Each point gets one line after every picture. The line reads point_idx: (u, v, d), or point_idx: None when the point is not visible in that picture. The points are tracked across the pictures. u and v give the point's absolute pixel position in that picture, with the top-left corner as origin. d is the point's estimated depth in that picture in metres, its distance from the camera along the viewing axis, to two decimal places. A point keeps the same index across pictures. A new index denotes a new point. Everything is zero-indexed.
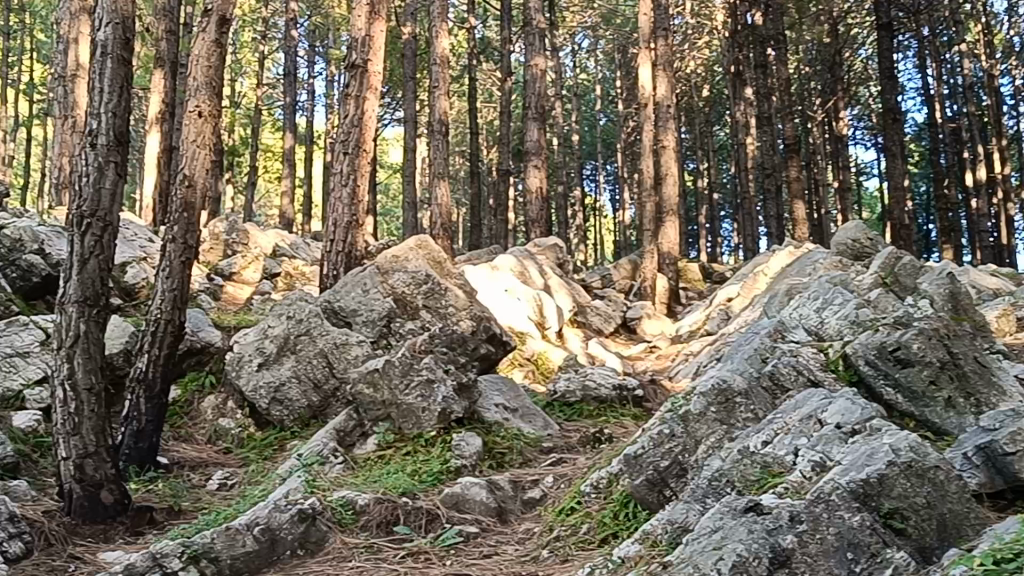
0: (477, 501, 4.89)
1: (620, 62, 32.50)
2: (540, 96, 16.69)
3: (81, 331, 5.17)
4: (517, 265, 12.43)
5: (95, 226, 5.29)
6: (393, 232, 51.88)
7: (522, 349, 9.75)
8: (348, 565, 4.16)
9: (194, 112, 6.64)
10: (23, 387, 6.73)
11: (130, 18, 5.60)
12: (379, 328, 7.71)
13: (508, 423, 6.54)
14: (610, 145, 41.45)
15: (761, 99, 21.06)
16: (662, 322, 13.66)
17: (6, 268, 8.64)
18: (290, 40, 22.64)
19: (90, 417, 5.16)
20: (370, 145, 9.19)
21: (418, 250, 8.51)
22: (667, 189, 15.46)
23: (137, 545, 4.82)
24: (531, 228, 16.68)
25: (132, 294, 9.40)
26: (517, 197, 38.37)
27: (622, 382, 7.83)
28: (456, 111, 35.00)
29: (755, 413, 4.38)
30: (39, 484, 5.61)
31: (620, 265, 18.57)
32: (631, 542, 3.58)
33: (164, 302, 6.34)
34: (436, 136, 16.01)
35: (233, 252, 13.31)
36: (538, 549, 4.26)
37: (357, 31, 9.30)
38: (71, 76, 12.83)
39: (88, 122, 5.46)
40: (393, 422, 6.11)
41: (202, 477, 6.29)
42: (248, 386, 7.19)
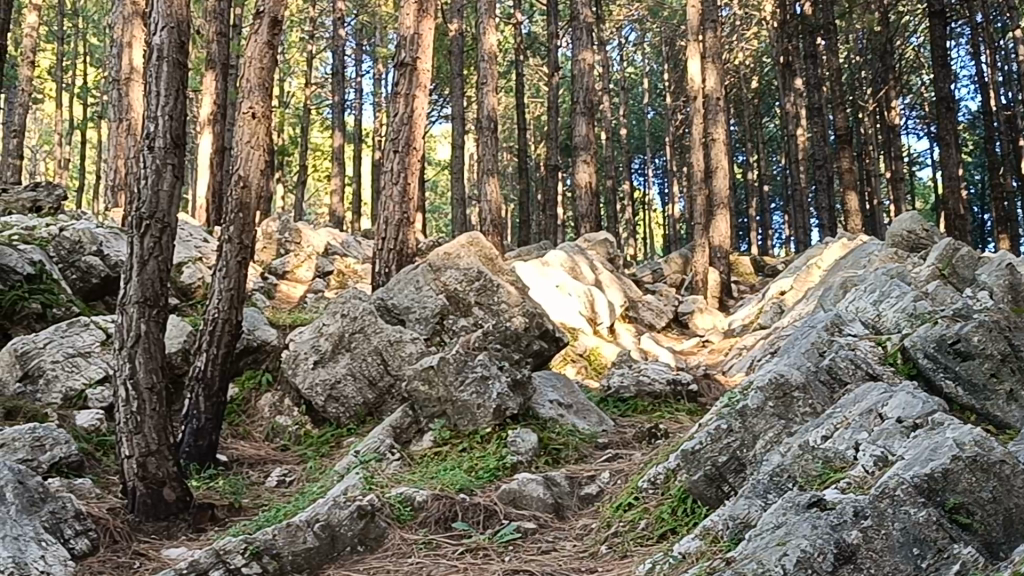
0: (534, 497, 4.90)
1: (667, 54, 32.40)
2: (587, 91, 16.61)
3: (142, 331, 5.25)
4: (568, 261, 12.45)
5: (154, 228, 5.37)
6: (442, 230, 52.38)
7: (574, 344, 9.78)
8: (408, 561, 4.17)
9: (248, 113, 6.69)
10: (86, 387, 6.85)
11: (185, 22, 5.67)
12: (432, 324, 7.77)
13: (563, 418, 6.55)
14: (658, 138, 41.39)
15: (811, 89, 20.84)
16: (714, 317, 13.54)
17: (66, 270, 8.81)
18: (339, 40, 22.78)
19: (152, 417, 5.23)
20: (420, 142, 9.21)
21: (469, 247, 8.51)
22: (718, 182, 15.30)
23: (200, 542, 4.90)
24: (581, 223, 16.70)
25: (189, 293, 9.54)
26: (566, 192, 38.52)
27: (676, 377, 7.81)
28: (503, 107, 35.15)
29: (813, 407, 4.33)
30: (102, 482, 5.69)
31: (672, 259, 18.48)
32: (691, 537, 3.60)
33: (222, 301, 6.42)
34: (486, 132, 16.05)
35: (286, 251, 13.46)
36: (596, 545, 4.26)
37: (405, 29, 9.31)
38: (126, 80, 13.01)
39: (145, 125, 5.53)
40: (449, 419, 6.15)
41: (261, 475, 6.37)
42: (305, 384, 7.30)
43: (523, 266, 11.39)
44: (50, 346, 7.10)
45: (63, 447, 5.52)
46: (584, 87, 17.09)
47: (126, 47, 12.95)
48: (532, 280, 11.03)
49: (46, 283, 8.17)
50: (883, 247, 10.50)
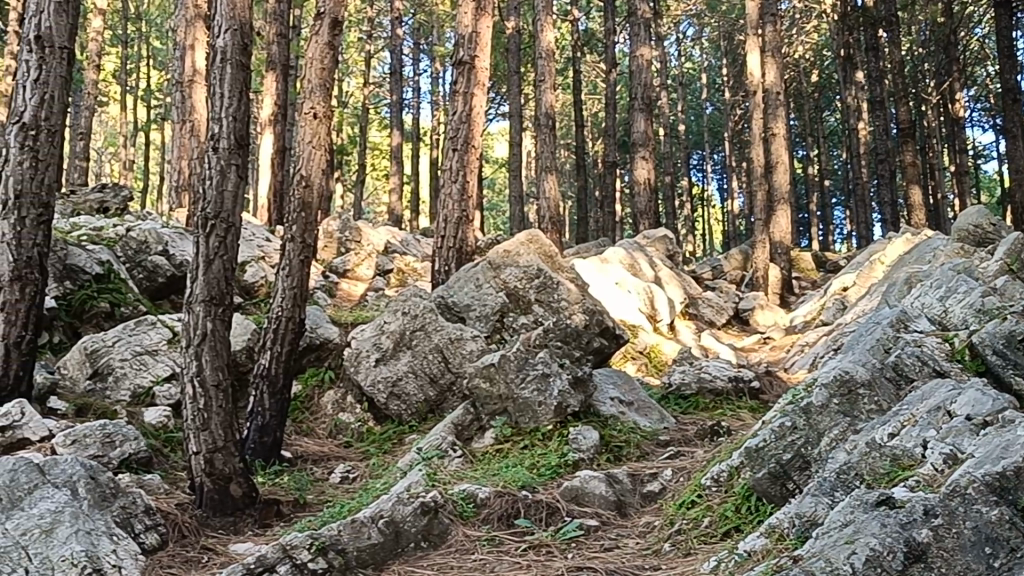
0: (597, 494, 4.90)
1: (725, 49, 32.15)
2: (645, 86, 16.51)
3: (208, 329, 5.32)
4: (627, 258, 12.44)
5: (219, 227, 5.44)
6: (500, 227, 52.49)
7: (633, 341, 9.75)
8: (472, 557, 4.19)
9: (309, 113, 6.72)
10: (153, 385, 6.97)
11: (248, 25, 5.74)
12: (492, 322, 7.81)
13: (624, 416, 6.54)
14: (717, 133, 41.11)
15: (873, 83, 20.57)
16: (775, 313, 13.41)
17: (134, 269, 8.97)
18: (397, 39, 22.88)
19: (218, 413, 5.31)
20: (479, 140, 9.24)
21: (529, 245, 8.59)
22: (778, 177, 15.16)
23: (265, 538, 4.96)
24: (639, 220, 16.68)
25: (251, 292, 9.66)
26: (624, 188, 38.40)
27: (738, 374, 7.76)
28: (560, 105, 35.17)
29: (879, 405, 4.28)
30: (171, 477, 5.78)
31: (731, 255, 18.34)
32: (757, 535, 3.57)
33: (285, 300, 6.49)
34: (543, 128, 16.04)
35: (347, 249, 13.59)
36: (659, 543, 4.25)
37: (463, 28, 9.33)
38: (188, 82, 13.21)
39: (210, 126, 5.60)
40: (510, 416, 6.17)
41: (325, 471, 6.44)
42: (368, 382, 7.37)
43: (581, 264, 11.39)
44: (118, 345, 7.23)
45: (132, 443, 5.61)
46: (642, 83, 16.99)
47: (189, 50, 13.11)
48: (591, 276, 11.03)
49: (114, 282, 8.33)
50: (948, 241, 10.33)
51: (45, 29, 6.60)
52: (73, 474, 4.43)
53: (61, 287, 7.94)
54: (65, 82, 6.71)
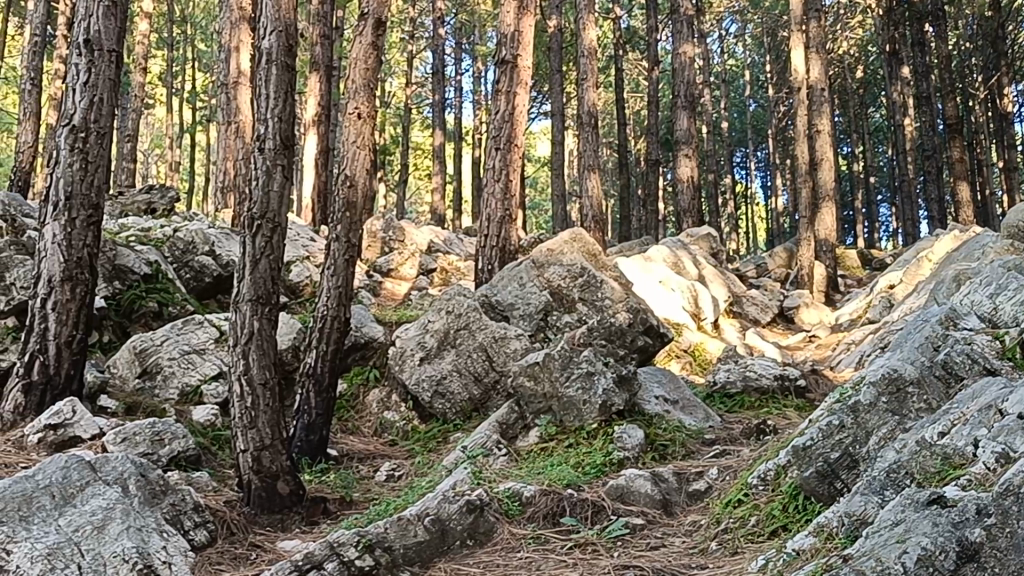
0: (642, 493, 4.89)
1: (768, 46, 31.92)
2: (688, 83, 16.41)
3: (255, 328, 5.36)
4: (670, 257, 12.38)
5: (265, 227, 5.49)
6: (543, 226, 52.50)
7: (678, 340, 9.71)
8: (518, 556, 4.20)
9: (354, 114, 6.74)
10: (201, 383, 7.04)
11: (293, 26, 5.78)
12: (536, 321, 7.82)
13: (669, 415, 6.51)
14: (760, 131, 40.85)
15: (919, 78, 20.35)
16: (821, 310, 13.29)
17: (181, 269, 9.07)
18: (439, 38, 22.92)
19: (265, 411, 5.35)
20: (521, 138, 9.24)
21: (572, 243, 8.60)
22: (824, 174, 15.03)
23: (313, 535, 5.00)
24: (683, 218, 16.62)
25: (297, 292, 9.73)
26: (667, 186, 38.26)
27: (784, 372, 7.71)
28: (602, 103, 35.10)
29: (928, 403, 4.23)
30: (219, 475, 5.84)
31: (776, 253, 18.21)
32: (805, 534, 3.55)
33: (330, 299, 6.53)
34: (586, 127, 16.01)
35: (390, 249, 13.65)
36: (705, 541, 4.24)
37: (506, 27, 9.32)
38: (233, 84, 13.33)
39: (256, 127, 5.64)
40: (554, 415, 6.18)
41: (370, 469, 6.49)
42: (412, 380, 7.39)
43: (625, 262, 11.35)
44: (167, 344, 7.31)
45: (180, 441, 5.67)
46: (685, 80, 16.90)
47: (234, 52, 13.22)
48: (635, 275, 11.00)
49: (162, 283, 8.43)
50: (998, 237, 10.17)
51: (94, 33, 6.68)
52: (123, 472, 4.48)
53: (111, 287, 8.04)
54: (114, 85, 6.80)
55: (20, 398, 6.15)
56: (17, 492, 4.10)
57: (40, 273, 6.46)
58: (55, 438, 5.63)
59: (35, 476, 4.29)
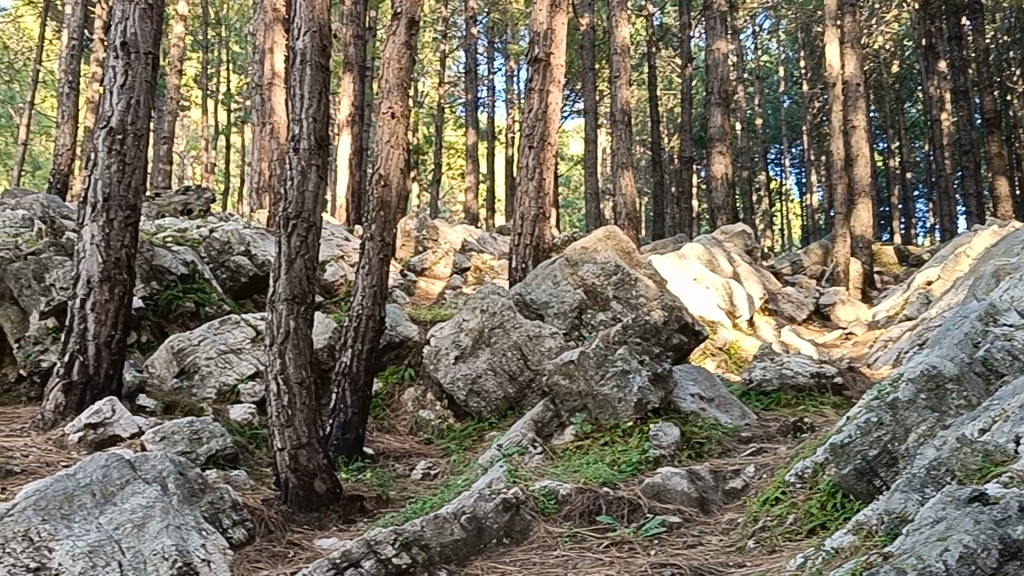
0: (678, 491, 4.87)
1: (802, 41, 31.72)
2: (722, 80, 16.32)
3: (291, 328, 5.39)
4: (705, 254, 12.33)
5: (301, 227, 5.51)
6: (576, 225, 52.51)
7: (713, 338, 9.67)
8: (554, 554, 4.20)
9: (387, 113, 6.76)
10: (238, 382, 7.09)
11: (327, 26, 5.80)
12: (571, 319, 7.81)
13: (704, 413, 6.48)
14: (795, 127, 40.60)
15: (956, 72, 20.14)
16: (857, 307, 13.19)
17: (217, 269, 9.14)
18: (471, 37, 22.93)
19: (302, 410, 5.38)
20: (555, 137, 9.23)
21: (606, 242, 8.59)
22: (860, 171, 14.91)
23: (350, 533, 5.03)
24: (717, 215, 16.55)
25: (332, 291, 9.78)
26: (700, 184, 38.11)
27: (821, 369, 7.67)
28: (635, 101, 35.02)
29: (967, 400, 4.18)
30: (257, 474, 5.88)
31: (811, 250, 18.09)
32: (844, 532, 3.52)
33: (365, 297, 6.54)
34: (619, 123, 15.95)
35: (424, 249, 13.68)
36: (743, 540, 4.21)
37: (538, 25, 9.30)
38: (268, 85, 13.40)
39: (290, 128, 5.66)
40: (590, 413, 6.17)
41: (406, 468, 6.52)
42: (447, 378, 7.41)
43: (659, 260, 11.31)
44: (204, 343, 7.37)
45: (218, 440, 5.70)
46: (718, 77, 16.82)
47: (268, 53, 13.30)
48: (669, 273, 10.97)
49: (199, 283, 8.50)
50: None
51: (130, 36, 6.74)
52: (162, 470, 4.52)
53: (148, 288, 8.11)
54: (150, 87, 6.86)
55: (60, 397, 6.22)
56: (57, 490, 4.14)
57: (79, 274, 6.53)
58: (94, 438, 5.70)
59: (75, 474, 4.32)
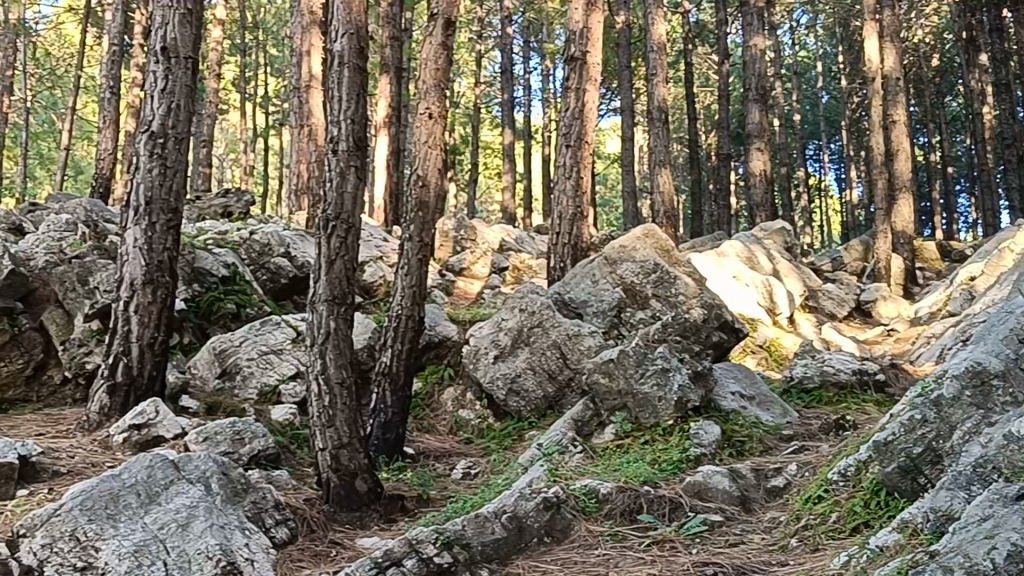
0: (720, 490, 4.84)
1: (841, 36, 31.44)
2: (759, 77, 16.22)
3: (332, 328, 5.42)
4: (744, 251, 12.27)
5: (340, 228, 5.53)
6: (613, 224, 52.41)
7: (753, 335, 9.62)
8: (595, 553, 4.19)
9: (425, 114, 6.78)
10: (279, 383, 7.14)
11: (364, 28, 5.82)
12: (609, 318, 7.79)
13: (746, 410, 6.45)
14: (834, 123, 40.27)
15: (998, 64, 19.88)
16: (898, 304, 13.06)
17: (257, 271, 9.21)
18: (507, 37, 22.94)
19: (343, 410, 5.41)
20: (592, 136, 9.21)
21: (644, 240, 8.57)
22: (900, 166, 14.77)
23: (392, 532, 5.05)
24: (756, 212, 16.45)
25: (371, 292, 9.83)
26: (738, 181, 37.90)
27: (863, 367, 7.61)
28: (672, 98, 34.88)
29: (1014, 397, 4.11)
30: (298, 474, 5.91)
31: (851, 247, 17.92)
32: (889, 531, 3.49)
33: (404, 298, 6.55)
34: (656, 121, 15.90)
35: (462, 249, 13.69)
36: (786, 538, 4.19)
37: (574, 24, 9.29)
38: (305, 87, 13.46)
39: (329, 129, 5.69)
40: (630, 412, 6.16)
41: (447, 467, 6.54)
42: (486, 378, 7.43)
43: (698, 258, 11.27)
44: (245, 345, 7.42)
45: (260, 440, 5.74)
46: (756, 73, 16.71)
47: (306, 56, 13.38)
48: (709, 270, 10.92)
49: (239, 284, 8.56)
50: None
51: (170, 41, 6.81)
52: (206, 470, 4.56)
53: (190, 290, 8.19)
54: (190, 92, 6.92)
55: (105, 399, 6.29)
56: (104, 490, 4.19)
57: (122, 277, 6.60)
58: (139, 438, 5.76)
59: (121, 474, 4.37)
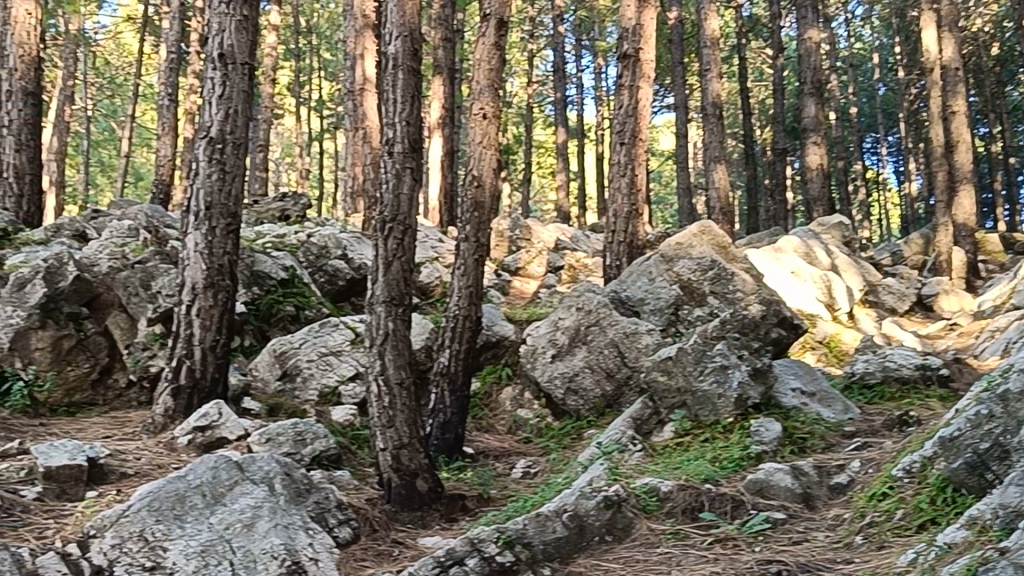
0: (782, 487, 4.81)
1: (898, 26, 30.94)
2: (815, 69, 16.02)
3: (390, 329, 5.45)
4: (802, 246, 12.15)
5: (396, 230, 5.56)
6: (669, 221, 52.17)
7: (813, 331, 9.52)
8: (657, 551, 4.18)
9: (479, 114, 6.79)
10: (338, 384, 7.20)
11: (417, 30, 5.83)
12: (667, 315, 7.77)
13: (806, 407, 6.40)
14: (892, 115, 39.69)
15: None
16: (961, 298, 12.84)
17: (315, 273, 9.29)
18: (559, 35, 22.90)
19: (403, 410, 5.45)
20: (646, 133, 9.16)
21: (701, 237, 8.53)
22: (961, 157, 14.53)
23: (453, 532, 5.08)
24: (813, 207, 16.28)
25: (428, 293, 9.88)
26: (795, 176, 37.53)
27: (926, 362, 7.50)
28: (726, 93, 34.59)
29: None
30: (360, 473, 5.96)
31: (912, 240, 17.66)
32: (957, 527, 3.44)
33: (462, 298, 6.58)
34: (711, 116, 15.79)
35: (517, 248, 13.70)
36: (851, 536, 4.15)
37: (627, 20, 9.25)
38: (359, 91, 13.53)
39: (384, 132, 5.73)
40: (689, 410, 6.13)
41: (506, 467, 6.55)
42: (544, 377, 7.44)
43: (755, 254, 11.17)
44: (305, 346, 7.49)
45: (322, 440, 5.79)
46: (811, 66, 16.52)
47: (359, 59, 13.45)
48: (766, 266, 10.81)
49: (298, 287, 8.65)
50: None
51: (227, 47, 6.89)
52: (269, 471, 4.61)
53: (250, 293, 8.28)
54: (247, 97, 6.99)
55: (169, 401, 6.38)
56: (170, 491, 4.25)
57: (184, 281, 6.69)
58: (203, 439, 5.85)
59: (187, 475, 4.43)
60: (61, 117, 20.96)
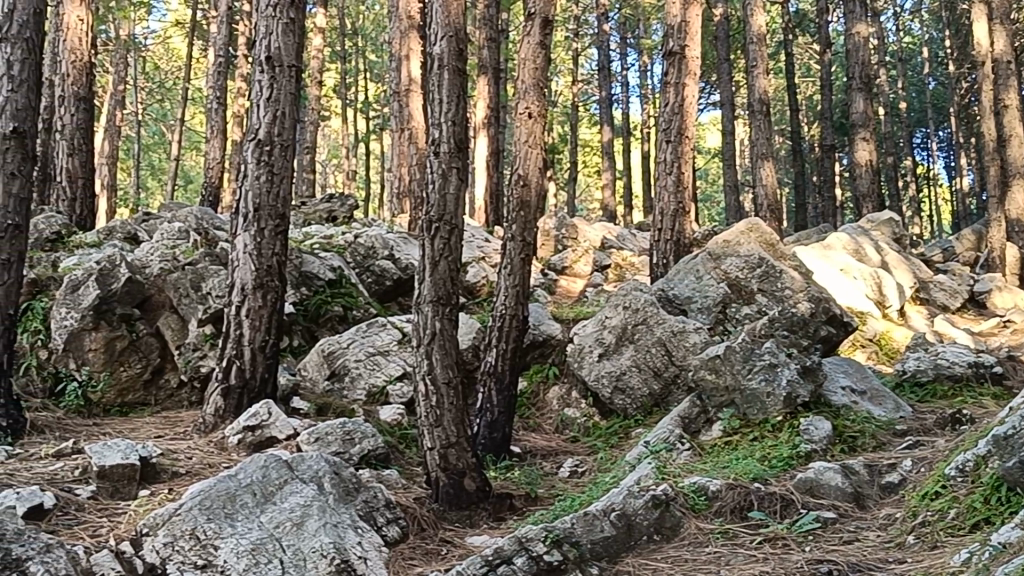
0: (833, 486, 4.77)
1: (948, 20, 30.48)
2: (864, 64, 15.83)
3: (437, 329, 5.47)
4: (851, 243, 12.03)
5: (443, 229, 5.58)
6: (716, 219, 51.87)
7: (863, 329, 9.43)
8: (706, 550, 4.16)
9: (524, 114, 6.79)
10: (386, 384, 7.24)
11: (463, 30, 5.84)
12: (714, 313, 7.74)
13: (857, 406, 6.33)
14: (942, 109, 39.15)
15: None
16: (1015, 295, 12.65)
17: (362, 274, 9.34)
18: (603, 34, 22.82)
19: (450, 409, 5.47)
20: (692, 130, 9.11)
21: (748, 235, 8.46)
22: (1014, 151, 14.31)
23: (500, 530, 5.09)
24: (862, 203, 16.11)
25: (474, 292, 9.90)
26: (843, 172, 37.12)
27: (979, 359, 7.40)
28: (772, 90, 34.29)
29: None
30: (408, 472, 5.99)
31: (964, 236, 17.41)
32: (1013, 527, 3.39)
33: (508, 298, 6.58)
34: (758, 113, 15.67)
35: (564, 247, 13.69)
36: (902, 535, 4.11)
37: (672, 17, 9.21)
38: (405, 92, 13.59)
39: (430, 132, 5.74)
40: (737, 408, 6.09)
41: (553, 466, 6.55)
42: (592, 376, 7.43)
43: (803, 252, 11.07)
44: (353, 346, 7.54)
45: (370, 440, 5.83)
46: (859, 61, 16.33)
47: (405, 60, 13.51)
48: (815, 264, 10.71)
49: (346, 287, 8.70)
50: None
51: (275, 50, 6.95)
52: (318, 470, 4.65)
53: (298, 293, 8.35)
54: (294, 99, 7.04)
55: (220, 401, 6.46)
56: (220, 490, 4.29)
57: (233, 281, 6.76)
58: (253, 438, 5.90)
59: (236, 475, 4.47)
60: (112, 121, 21.23)
